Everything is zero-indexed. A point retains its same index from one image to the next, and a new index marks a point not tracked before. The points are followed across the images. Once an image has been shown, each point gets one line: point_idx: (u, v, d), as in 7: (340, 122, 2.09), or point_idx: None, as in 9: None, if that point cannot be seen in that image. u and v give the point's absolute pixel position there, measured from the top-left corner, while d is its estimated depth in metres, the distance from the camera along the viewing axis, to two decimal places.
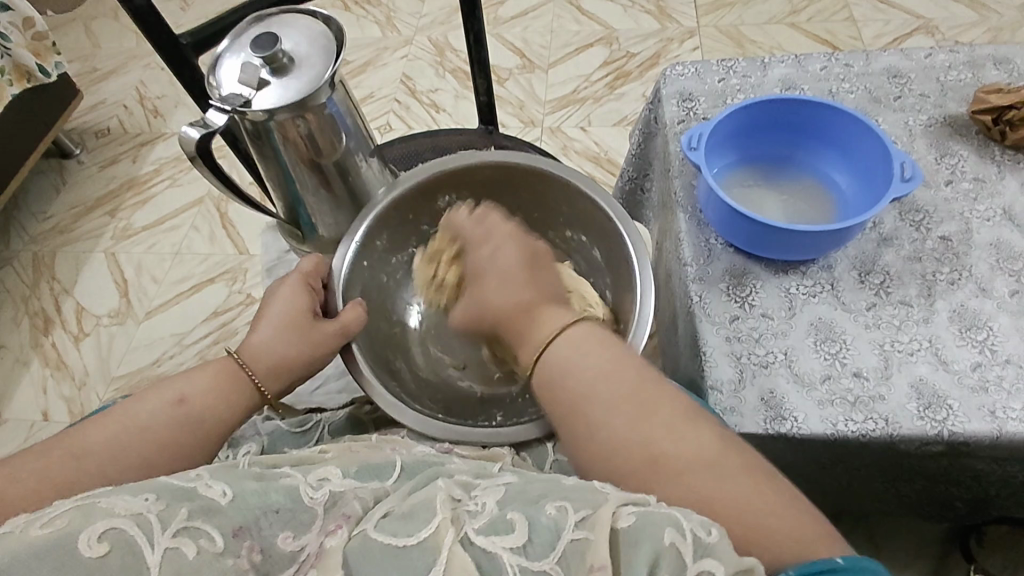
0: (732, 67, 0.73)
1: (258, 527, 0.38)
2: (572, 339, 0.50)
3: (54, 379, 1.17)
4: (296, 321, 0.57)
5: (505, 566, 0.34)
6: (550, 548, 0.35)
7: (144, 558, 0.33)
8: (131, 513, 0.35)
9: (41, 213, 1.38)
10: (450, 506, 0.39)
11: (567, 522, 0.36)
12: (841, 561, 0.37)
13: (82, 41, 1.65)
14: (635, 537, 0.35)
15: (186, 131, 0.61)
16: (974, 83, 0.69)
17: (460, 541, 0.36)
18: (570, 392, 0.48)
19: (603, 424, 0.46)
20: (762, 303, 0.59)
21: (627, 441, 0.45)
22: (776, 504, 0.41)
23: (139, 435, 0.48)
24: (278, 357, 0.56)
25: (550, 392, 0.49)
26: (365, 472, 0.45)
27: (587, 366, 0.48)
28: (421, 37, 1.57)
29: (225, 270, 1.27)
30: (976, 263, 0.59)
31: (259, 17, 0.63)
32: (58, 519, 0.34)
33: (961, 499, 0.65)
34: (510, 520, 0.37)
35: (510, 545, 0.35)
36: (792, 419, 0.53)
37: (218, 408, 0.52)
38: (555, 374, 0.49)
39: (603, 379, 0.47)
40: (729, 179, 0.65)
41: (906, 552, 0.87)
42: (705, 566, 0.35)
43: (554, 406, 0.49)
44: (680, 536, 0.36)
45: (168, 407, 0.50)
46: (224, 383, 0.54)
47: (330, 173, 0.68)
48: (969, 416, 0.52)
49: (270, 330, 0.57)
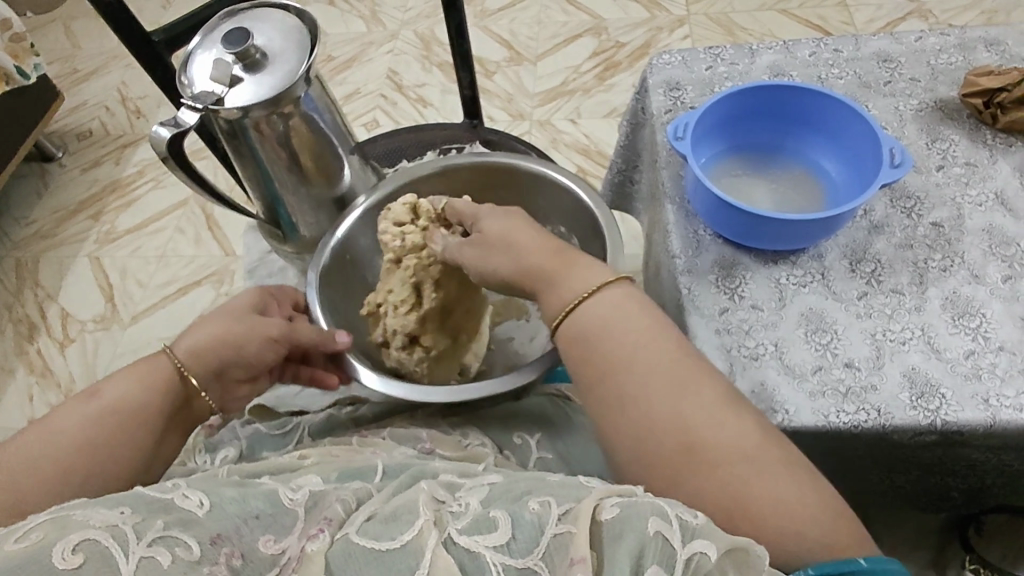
0: (719, 55, 0.72)
1: (239, 534, 0.37)
2: (615, 303, 0.48)
3: (40, 387, 1.16)
4: (229, 310, 0.56)
5: (489, 566, 0.34)
6: (533, 544, 0.34)
7: (119, 567, 0.32)
8: (107, 525, 0.34)
9: (23, 219, 1.37)
10: (433, 507, 0.38)
11: (551, 515, 0.36)
12: (865, 562, 0.37)
13: (63, 42, 1.64)
14: (618, 530, 0.35)
15: (157, 130, 0.60)
16: (964, 66, 0.68)
17: (443, 542, 0.35)
18: (595, 367, 0.46)
19: (639, 398, 0.44)
20: (751, 295, 0.58)
21: (647, 424, 0.43)
22: (794, 499, 0.39)
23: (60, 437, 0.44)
24: (212, 342, 0.54)
25: (581, 361, 0.47)
26: (346, 476, 0.44)
27: (616, 338, 0.46)
28: (407, 31, 1.55)
29: (211, 272, 1.26)
30: (969, 250, 0.58)
31: (230, 12, 0.62)
32: (33, 533, 0.33)
33: (957, 488, 0.64)
34: (493, 517, 0.36)
35: (494, 543, 0.35)
36: (784, 411, 0.52)
37: (145, 396, 0.49)
38: (582, 346, 0.47)
39: (647, 348, 0.45)
40: (717, 169, 0.64)
41: (903, 543, 0.86)
42: (696, 548, 0.34)
43: (588, 373, 0.47)
44: (666, 524, 0.35)
45: (87, 402, 0.47)
46: (145, 373, 0.50)
47: (309, 169, 0.67)
48: (962, 405, 0.51)
49: (200, 319, 0.55)
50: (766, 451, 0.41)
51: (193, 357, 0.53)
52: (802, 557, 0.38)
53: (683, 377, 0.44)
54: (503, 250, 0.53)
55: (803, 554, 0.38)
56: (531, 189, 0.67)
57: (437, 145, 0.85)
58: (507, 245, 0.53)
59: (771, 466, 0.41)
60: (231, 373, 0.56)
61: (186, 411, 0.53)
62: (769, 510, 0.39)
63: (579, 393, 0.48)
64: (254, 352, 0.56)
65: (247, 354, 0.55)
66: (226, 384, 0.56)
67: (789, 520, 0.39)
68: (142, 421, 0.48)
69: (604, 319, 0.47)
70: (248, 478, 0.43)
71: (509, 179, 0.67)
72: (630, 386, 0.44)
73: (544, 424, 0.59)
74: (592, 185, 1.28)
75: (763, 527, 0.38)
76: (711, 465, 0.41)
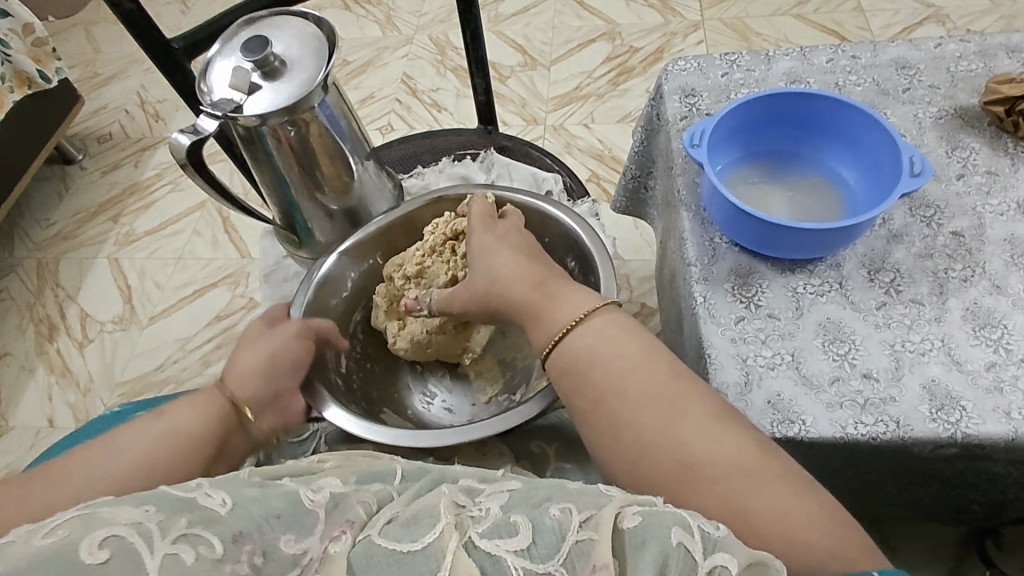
0: (736, 61, 0.72)
1: (260, 532, 0.36)
2: (596, 328, 0.48)
3: (59, 386, 1.17)
4: (261, 327, 0.61)
5: (509, 569, 0.33)
6: (555, 549, 0.34)
7: (144, 563, 0.32)
8: (132, 522, 0.34)
9: (44, 220, 1.38)
10: (453, 511, 0.38)
11: (572, 523, 0.35)
12: None
13: (84, 46, 1.66)
14: (641, 538, 0.34)
15: (176, 137, 0.60)
16: (985, 73, 0.68)
17: (465, 545, 0.35)
18: (596, 385, 0.46)
19: (633, 423, 0.44)
20: (768, 304, 0.57)
21: (657, 441, 0.43)
22: (814, 514, 0.39)
23: (120, 457, 0.47)
24: (254, 359, 0.58)
25: (579, 389, 0.47)
26: (365, 479, 0.44)
27: (621, 357, 0.46)
28: (422, 36, 1.56)
29: (228, 274, 1.27)
30: (990, 260, 0.57)
31: (250, 20, 0.63)
32: (59, 530, 0.33)
33: (977, 502, 0.63)
34: (514, 522, 0.36)
35: (515, 547, 0.34)
36: (801, 422, 0.51)
37: (201, 420, 0.51)
38: (582, 367, 0.47)
39: (634, 371, 0.46)
40: (733, 176, 0.64)
41: (920, 554, 0.85)
42: (717, 561, 0.33)
43: (582, 402, 0.47)
44: (688, 535, 0.34)
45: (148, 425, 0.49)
46: (204, 401, 0.53)
47: (326, 176, 0.68)
48: (983, 418, 0.50)
49: (246, 345, 0.59)
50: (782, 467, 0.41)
51: (238, 373, 0.57)
52: (810, 567, 0.37)
53: (675, 394, 0.44)
54: (490, 284, 0.54)
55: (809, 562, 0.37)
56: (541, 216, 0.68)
57: (452, 151, 0.85)
58: (492, 277, 0.54)
59: (784, 480, 0.40)
60: (280, 388, 0.58)
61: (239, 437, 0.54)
62: (784, 524, 0.38)
63: (579, 414, 0.47)
64: (293, 354, 0.59)
65: (283, 362, 0.59)
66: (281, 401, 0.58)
67: (807, 533, 0.38)
68: (196, 444, 0.50)
69: (611, 341, 0.47)
70: (269, 479, 0.43)
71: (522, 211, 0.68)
72: (640, 404, 0.44)
73: (562, 435, 0.58)
74: (605, 190, 1.28)
75: (782, 543, 0.38)
76: (726, 480, 0.40)
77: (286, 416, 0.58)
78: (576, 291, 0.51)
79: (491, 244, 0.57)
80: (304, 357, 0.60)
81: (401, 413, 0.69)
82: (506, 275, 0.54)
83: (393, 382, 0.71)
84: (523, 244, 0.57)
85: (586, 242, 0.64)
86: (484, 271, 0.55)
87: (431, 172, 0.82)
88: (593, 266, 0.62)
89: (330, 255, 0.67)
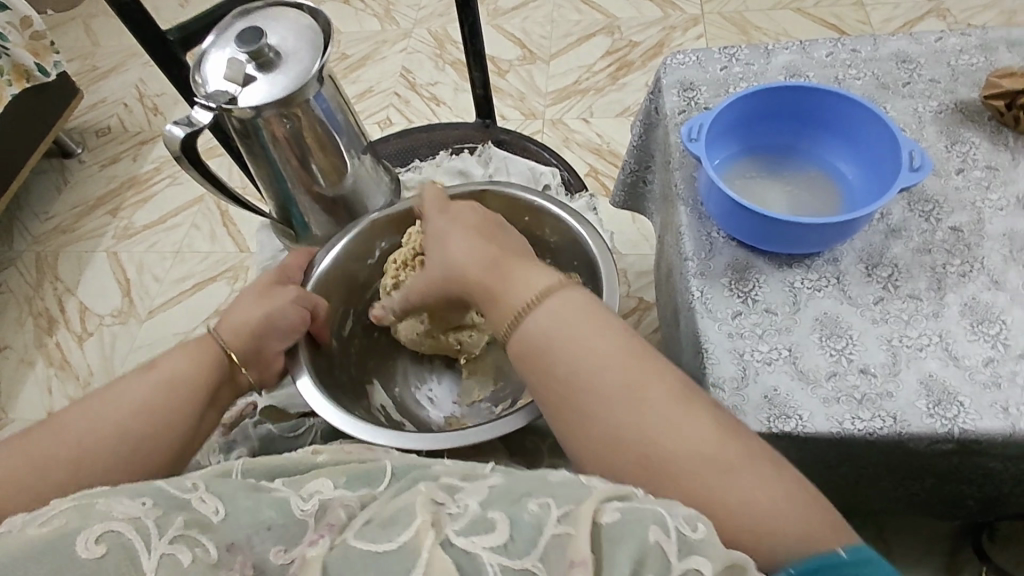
0: (735, 55, 0.71)
1: (250, 545, 0.36)
2: (554, 310, 0.47)
3: (57, 379, 1.17)
4: (257, 288, 0.61)
5: (485, 567, 0.33)
6: (531, 546, 0.34)
7: (140, 563, 0.33)
8: (129, 517, 0.35)
9: (42, 213, 1.38)
10: (430, 509, 0.37)
11: (550, 517, 0.35)
12: (844, 554, 0.37)
13: (82, 40, 1.66)
14: (618, 535, 0.34)
15: (170, 130, 0.60)
16: (986, 67, 0.67)
17: (439, 543, 0.34)
18: (556, 373, 0.45)
19: (595, 409, 0.43)
20: (765, 298, 0.57)
21: (619, 427, 0.42)
22: (782, 499, 0.39)
23: (116, 406, 0.49)
24: (246, 318, 0.58)
25: (540, 373, 0.46)
26: (354, 481, 0.43)
27: (580, 340, 0.45)
28: (420, 30, 1.55)
29: (226, 268, 1.27)
30: (989, 255, 0.57)
31: (245, 11, 0.62)
32: (57, 519, 0.34)
33: (972, 497, 0.63)
34: (492, 519, 0.36)
35: (490, 544, 0.34)
36: (798, 418, 0.51)
37: (194, 370, 0.53)
38: (543, 357, 0.46)
39: (593, 354, 0.45)
40: (730, 170, 0.63)
41: (915, 549, 0.85)
42: (692, 564, 0.33)
43: (543, 386, 0.46)
44: (664, 534, 0.34)
45: (142, 376, 0.51)
46: (197, 353, 0.55)
47: (322, 170, 0.68)
48: (981, 413, 0.50)
49: (241, 302, 0.59)
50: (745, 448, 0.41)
51: (228, 329, 0.57)
52: (779, 550, 0.38)
53: (634, 378, 0.43)
54: (446, 272, 0.54)
55: (777, 544, 0.38)
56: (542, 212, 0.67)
57: (449, 145, 0.85)
58: (447, 263, 0.54)
59: (748, 462, 0.40)
60: (267, 348, 0.58)
61: (227, 389, 0.56)
62: (751, 508, 0.39)
63: (544, 403, 0.47)
64: (286, 320, 0.59)
65: (276, 325, 0.59)
66: (266, 361, 0.59)
67: (775, 519, 0.38)
68: (190, 390, 0.52)
69: (567, 325, 0.46)
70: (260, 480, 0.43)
71: (523, 207, 0.68)
72: (604, 391, 0.43)
73: None
74: (604, 184, 1.27)
75: (749, 529, 0.38)
76: (693, 471, 0.40)
77: (262, 374, 0.59)
78: (530, 270, 0.50)
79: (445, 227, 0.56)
80: (298, 323, 0.60)
81: (388, 390, 0.70)
82: (460, 260, 0.53)
83: (391, 374, 0.71)
84: (477, 221, 0.56)
85: (590, 242, 0.63)
86: (440, 258, 0.55)
87: (428, 166, 0.81)
88: (595, 266, 0.62)
89: (328, 253, 0.67)
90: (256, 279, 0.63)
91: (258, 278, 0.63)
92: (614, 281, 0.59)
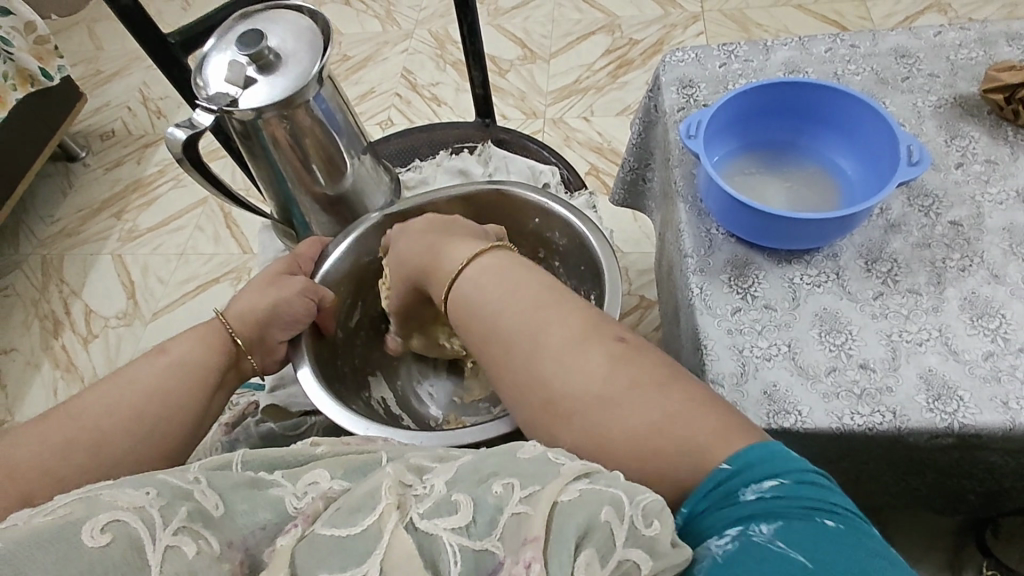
0: (733, 51, 0.71)
1: (249, 541, 0.37)
2: (472, 278, 0.51)
3: (64, 381, 1.18)
4: (264, 277, 0.62)
5: (445, 546, 0.34)
6: (491, 527, 0.34)
7: (145, 556, 0.33)
8: (134, 507, 0.35)
9: (48, 217, 1.39)
10: (396, 491, 0.37)
11: (511, 498, 0.35)
12: (728, 467, 0.38)
13: (87, 44, 1.67)
14: (569, 512, 0.34)
15: (172, 132, 0.60)
16: (985, 61, 0.67)
17: (403, 526, 0.35)
18: (472, 330, 0.49)
19: (504, 364, 0.46)
20: (764, 294, 0.57)
21: (523, 378, 0.45)
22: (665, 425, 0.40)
23: (128, 390, 0.49)
24: (252, 305, 0.59)
25: (466, 334, 0.50)
26: (351, 473, 0.42)
27: (488, 303, 0.49)
28: (421, 30, 1.56)
29: (230, 269, 1.27)
30: (989, 249, 0.57)
31: (245, 14, 0.63)
32: (61, 509, 0.35)
33: (975, 492, 0.63)
34: (455, 501, 0.36)
35: (452, 525, 0.35)
36: (797, 413, 0.51)
37: (202, 356, 0.54)
38: (466, 317, 0.50)
39: (499, 313, 0.48)
40: (729, 167, 0.63)
41: (919, 545, 0.85)
42: (630, 556, 0.34)
43: (471, 343, 0.50)
44: (616, 518, 0.34)
45: (152, 360, 0.52)
46: (205, 337, 0.56)
47: (323, 171, 0.68)
48: (980, 407, 0.50)
49: (248, 290, 0.60)
50: (632, 377, 0.42)
51: (235, 314, 0.58)
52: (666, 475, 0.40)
53: (531, 329, 0.46)
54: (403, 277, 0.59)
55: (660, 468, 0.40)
56: (545, 210, 0.67)
57: (450, 144, 0.85)
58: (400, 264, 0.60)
59: (632, 392, 0.41)
60: (271, 336, 0.59)
61: (233, 374, 0.57)
62: (635, 438, 0.40)
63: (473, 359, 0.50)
64: (292, 309, 0.60)
65: (281, 313, 0.59)
66: (269, 349, 0.60)
67: (656, 444, 0.40)
68: (200, 374, 0.53)
69: (480, 292, 0.50)
70: (258, 473, 0.42)
71: (525, 206, 0.68)
72: (510, 342, 0.46)
73: None
74: (605, 183, 1.27)
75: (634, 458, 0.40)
76: (581, 411, 0.42)
77: (265, 362, 0.60)
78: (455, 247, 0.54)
79: (399, 236, 0.61)
80: (304, 314, 0.61)
81: (391, 381, 0.73)
82: (410, 263, 0.58)
83: (394, 369, 0.74)
84: (427, 221, 0.60)
85: (592, 242, 0.63)
86: (397, 264, 0.60)
87: (429, 166, 0.82)
88: (599, 268, 0.62)
89: (332, 256, 0.67)
90: (267, 266, 0.64)
91: (268, 266, 0.64)
92: (619, 282, 0.59)
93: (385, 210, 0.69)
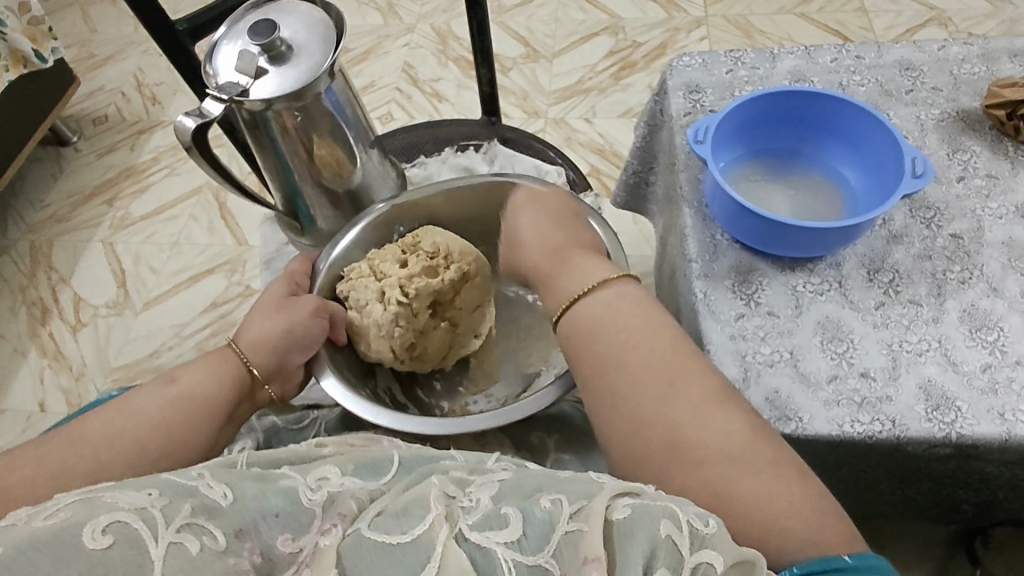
0: (740, 58, 0.72)
1: (258, 530, 0.36)
2: (608, 300, 0.51)
3: (51, 370, 1.16)
4: (273, 299, 0.61)
5: (500, 563, 0.33)
6: (545, 542, 0.34)
7: (147, 552, 0.31)
8: (134, 508, 0.34)
9: (37, 202, 1.37)
10: (444, 501, 0.37)
11: (562, 514, 0.36)
12: (850, 559, 0.38)
13: (80, 27, 1.64)
14: (629, 529, 0.34)
15: (181, 120, 0.60)
16: (988, 76, 0.68)
17: (454, 537, 0.34)
18: (596, 356, 0.49)
19: (630, 395, 0.46)
20: (768, 301, 0.58)
21: (651, 419, 0.45)
22: (795, 501, 0.40)
23: (134, 418, 0.49)
24: (267, 331, 0.58)
25: (584, 358, 0.50)
26: (364, 469, 0.43)
27: (624, 331, 0.49)
28: (424, 25, 1.55)
29: (224, 261, 1.26)
30: (988, 262, 0.58)
31: (256, 4, 0.62)
32: (59, 513, 0.33)
33: (968, 502, 0.64)
34: (504, 514, 0.36)
35: (505, 539, 0.34)
36: (798, 420, 0.52)
37: (211, 387, 0.53)
38: (586, 339, 0.50)
39: (634, 346, 0.48)
40: (735, 172, 0.64)
41: (910, 553, 0.87)
42: (703, 559, 0.34)
43: (585, 371, 0.49)
44: (676, 529, 0.35)
45: (161, 389, 0.51)
46: (219, 366, 0.55)
47: (330, 164, 0.67)
48: (978, 418, 0.50)
49: (258, 315, 0.60)
50: (768, 453, 0.43)
51: (248, 344, 0.58)
52: (785, 550, 0.39)
53: (665, 375, 0.46)
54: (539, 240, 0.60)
55: (781, 545, 0.39)
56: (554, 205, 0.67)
57: (455, 140, 0.85)
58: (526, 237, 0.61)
59: (769, 465, 0.42)
60: (291, 362, 0.59)
61: (247, 406, 0.56)
62: (762, 507, 0.40)
63: (583, 387, 0.50)
64: (306, 330, 0.59)
65: (296, 337, 0.59)
66: (286, 375, 0.59)
67: (783, 520, 0.40)
68: (209, 405, 0.52)
69: (615, 315, 0.50)
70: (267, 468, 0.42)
71: None
72: (635, 378, 0.46)
73: (563, 428, 0.60)
74: (606, 184, 1.28)
75: (756, 524, 0.40)
76: (714, 463, 0.42)
77: (285, 388, 0.60)
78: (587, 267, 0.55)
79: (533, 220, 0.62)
80: (317, 334, 0.60)
81: None
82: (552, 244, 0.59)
83: None
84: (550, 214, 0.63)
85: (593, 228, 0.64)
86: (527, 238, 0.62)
87: (434, 163, 0.83)
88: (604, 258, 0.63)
89: (335, 247, 0.67)
90: (263, 290, 0.63)
91: (264, 290, 0.63)
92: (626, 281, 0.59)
93: (390, 201, 0.69)
